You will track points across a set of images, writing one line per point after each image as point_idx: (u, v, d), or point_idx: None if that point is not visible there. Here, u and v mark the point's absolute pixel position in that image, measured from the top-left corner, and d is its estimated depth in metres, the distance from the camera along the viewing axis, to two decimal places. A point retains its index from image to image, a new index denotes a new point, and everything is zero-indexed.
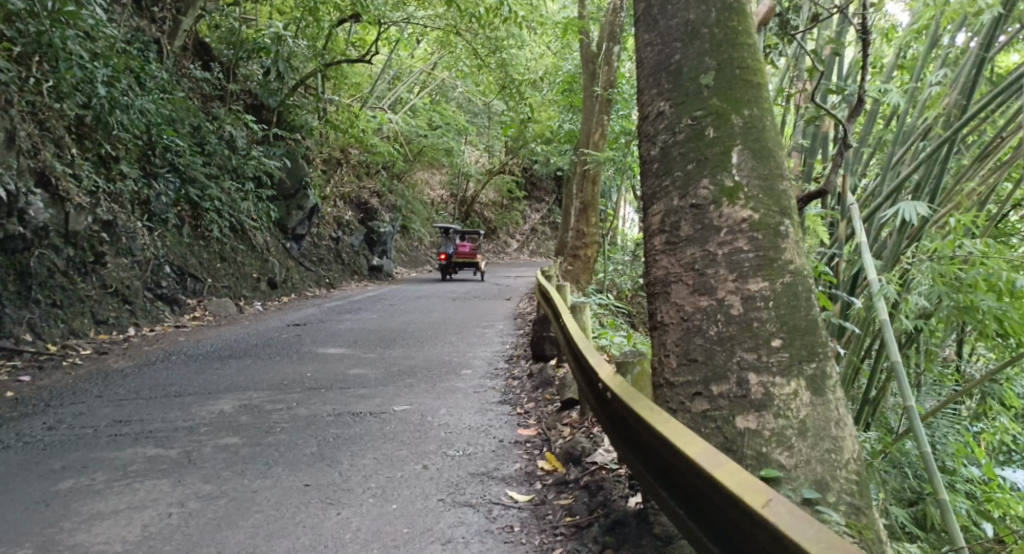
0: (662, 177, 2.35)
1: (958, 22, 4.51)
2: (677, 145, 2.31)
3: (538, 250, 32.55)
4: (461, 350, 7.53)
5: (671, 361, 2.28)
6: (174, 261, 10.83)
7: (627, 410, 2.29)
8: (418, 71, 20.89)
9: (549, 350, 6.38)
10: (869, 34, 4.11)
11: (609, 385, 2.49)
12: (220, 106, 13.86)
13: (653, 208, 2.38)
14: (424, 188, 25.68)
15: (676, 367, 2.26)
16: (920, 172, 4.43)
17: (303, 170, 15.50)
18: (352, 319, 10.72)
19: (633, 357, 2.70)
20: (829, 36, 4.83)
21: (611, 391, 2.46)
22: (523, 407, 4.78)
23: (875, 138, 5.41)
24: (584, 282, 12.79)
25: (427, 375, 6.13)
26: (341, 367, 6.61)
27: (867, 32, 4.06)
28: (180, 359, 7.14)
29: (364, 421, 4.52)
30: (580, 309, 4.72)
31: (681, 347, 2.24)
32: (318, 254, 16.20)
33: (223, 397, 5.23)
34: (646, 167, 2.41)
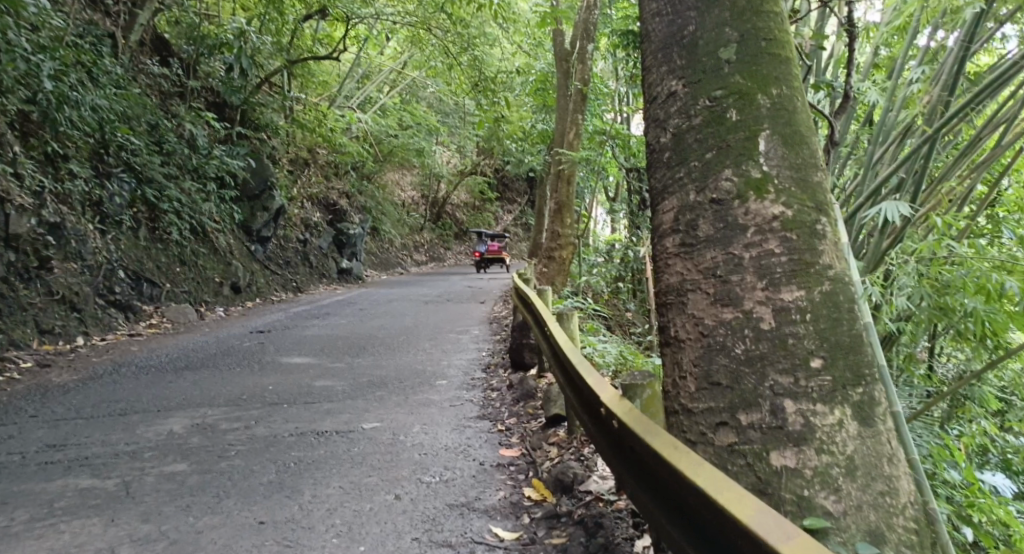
0: (675, 169, 2.00)
1: (938, 18, 4.30)
2: (693, 131, 1.96)
3: (511, 252, 32.16)
4: (435, 358, 7.14)
5: (689, 385, 1.92)
6: (129, 265, 10.29)
7: (639, 443, 1.94)
8: (388, 69, 20.45)
9: (529, 358, 6.06)
10: (854, 28, 3.89)
11: (615, 412, 2.13)
12: (180, 103, 13.31)
13: (664, 205, 2.03)
14: (394, 189, 25.18)
15: (695, 392, 1.90)
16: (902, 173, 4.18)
17: (268, 170, 14.98)
18: (319, 324, 10.27)
19: (642, 380, 2.35)
20: (809, 32, 4.60)
21: (617, 418, 2.11)
22: (504, 422, 4.42)
23: (853, 139, 5.18)
24: (559, 284, 12.43)
25: (399, 387, 5.74)
26: (305, 378, 6.19)
27: (851, 25, 3.83)
28: (130, 371, 6.67)
29: (329, 442, 4.13)
30: (566, 317, 4.33)
31: (700, 369, 1.89)
32: (285, 257, 15.68)
33: (172, 417, 4.80)
34: (655, 156, 2.07)
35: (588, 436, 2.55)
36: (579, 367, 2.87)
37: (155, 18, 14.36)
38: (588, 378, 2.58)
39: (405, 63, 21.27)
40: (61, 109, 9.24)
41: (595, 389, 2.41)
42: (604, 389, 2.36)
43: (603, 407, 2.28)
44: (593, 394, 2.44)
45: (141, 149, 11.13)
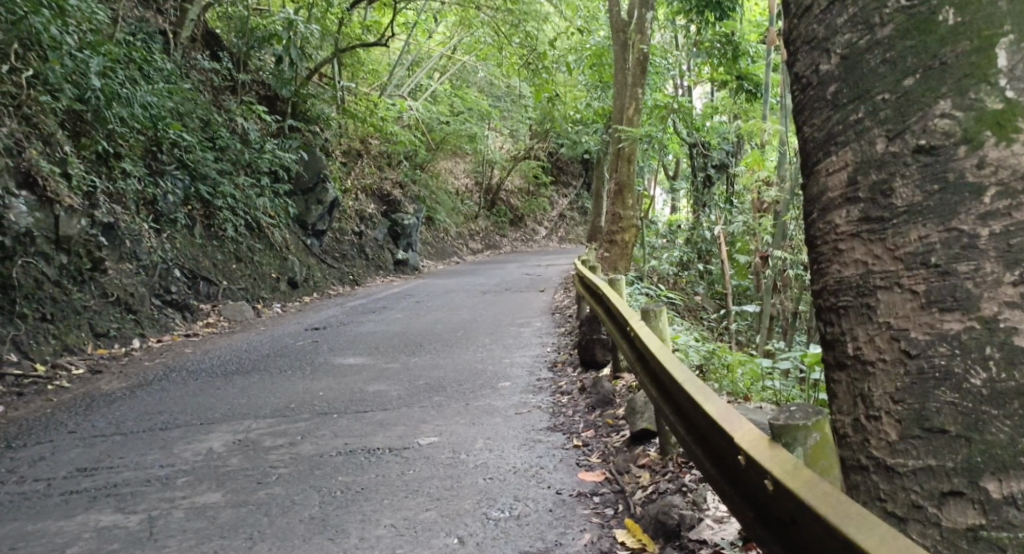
0: (850, 107, 1.39)
1: None
2: (878, 48, 1.35)
3: (567, 237, 31.34)
4: (497, 356, 6.58)
5: (889, 431, 1.32)
6: (185, 264, 10.01)
7: (827, 539, 1.24)
8: (438, 54, 19.93)
9: (600, 355, 5.48)
10: None
11: (775, 478, 1.43)
12: (232, 98, 13.02)
13: (833, 163, 1.43)
14: (447, 177, 24.71)
15: (898, 443, 1.30)
16: None
17: (321, 162, 14.62)
18: (374, 320, 9.81)
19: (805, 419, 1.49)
20: None
21: (770, 475, 1.46)
22: (580, 436, 3.84)
23: None
24: (623, 269, 11.65)
25: (458, 391, 5.19)
26: (358, 383, 5.67)
27: None
28: (180, 377, 6.25)
29: (382, 462, 3.60)
30: (655, 315, 3.55)
31: (908, 406, 1.29)
32: (341, 250, 15.35)
33: (214, 431, 4.28)
34: (817, 89, 1.45)
35: (721, 497, 1.86)
36: (694, 391, 2.20)
37: (206, 13, 14.09)
38: (713, 411, 1.91)
39: (456, 48, 20.70)
40: (111, 107, 8.99)
41: (728, 428, 1.74)
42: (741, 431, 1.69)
43: (741, 456, 1.62)
44: (723, 432, 1.78)
45: (195, 146, 10.85)
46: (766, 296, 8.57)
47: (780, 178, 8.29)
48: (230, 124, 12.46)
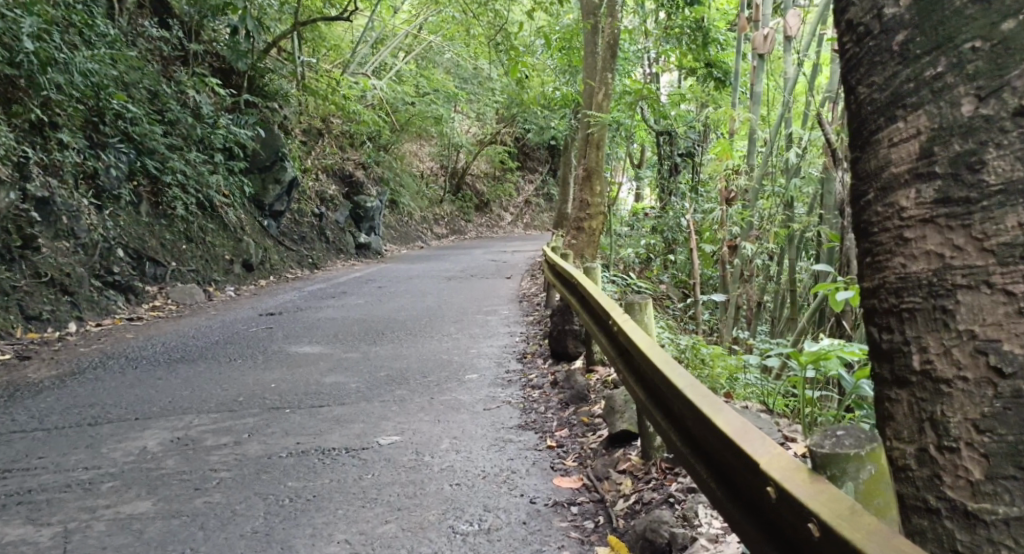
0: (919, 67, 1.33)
1: None
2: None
3: (532, 223, 31.05)
4: (461, 346, 6.29)
5: (973, 447, 1.23)
6: (129, 243, 9.50)
7: None
8: (403, 33, 19.43)
9: (572, 346, 5.23)
10: None
11: (823, 527, 1.24)
12: (182, 69, 12.51)
13: (898, 148, 1.36)
14: (410, 160, 24.24)
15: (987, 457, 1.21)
16: None
17: (279, 140, 14.11)
18: (333, 305, 9.43)
19: (856, 450, 1.32)
20: None
21: (815, 519, 1.26)
22: (554, 435, 3.57)
23: None
24: (589, 257, 11.42)
25: (421, 384, 4.89)
26: (313, 374, 5.33)
27: None
28: (118, 365, 5.82)
29: (338, 464, 3.29)
30: (640, 307, 3.26)
31: (998, 418, 1.20)
32: (300, 232, 14.87)
33: (149, 428, 3.92)
34: (879, 36, 1.38)
35: (734, 527, 1.69)
36: (706, 406, 1.98)
37: None
38: (731, 430, 1.70)
39: (421, 27, 20.19)
40: (45, 73, 8.48)
41: (752, 454, 1.54)
42: (769, 459, 1.50)
43: (772, 489, 1.44)
44: (743, 457, 1.60)
45: (141, 119, 10.31)
46: (733, 286, 8.39)
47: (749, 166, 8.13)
48: (181, 97, 11.89)
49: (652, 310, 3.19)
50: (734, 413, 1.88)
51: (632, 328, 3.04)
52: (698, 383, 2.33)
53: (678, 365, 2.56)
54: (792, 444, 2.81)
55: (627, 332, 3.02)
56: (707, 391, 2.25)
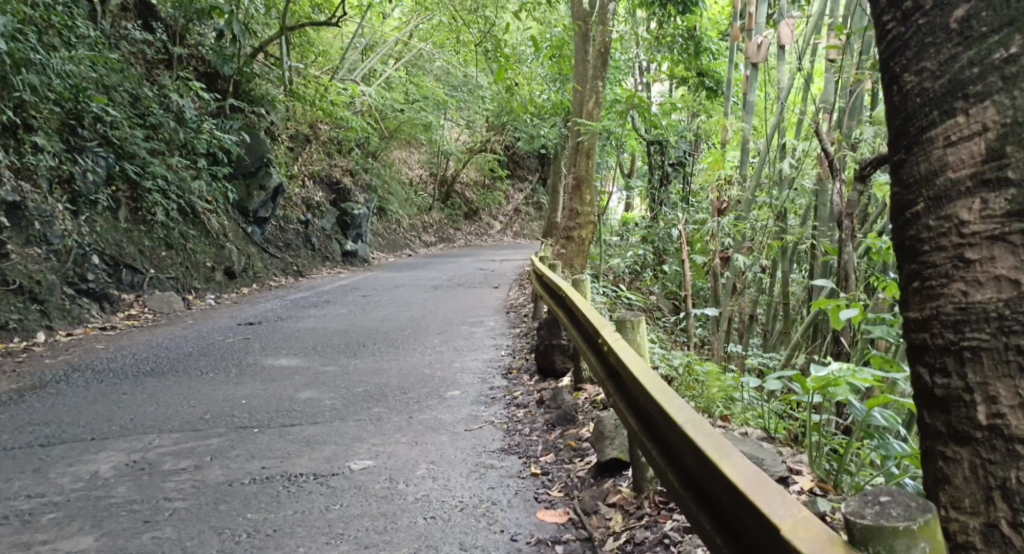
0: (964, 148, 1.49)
1: None
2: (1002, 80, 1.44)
3: (522, 232, 30.78)
4: (445, 360, 6.05)
5: None
6: (106, 250, 9.21)
7: None
8: (393, 39, 19.21)
9: (560, 363, 5.00)
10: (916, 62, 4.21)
11: None
12: (166, 72, 12.25)
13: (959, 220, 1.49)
14: (399, 167, 23.98)
15: None
16: None
17: (264, 146, 13.84)
18: (315, 315, 9.16)
19: (905, 520, 1.30)
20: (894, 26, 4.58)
21: None
22: (537, 461, 3.35)
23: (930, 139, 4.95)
24: (579, 267, 11.20)
25: (401, 401, 4.65)
26: (288, 389, 5.08)
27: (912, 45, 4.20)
28: (83, 378, 5.54)
29: (304, 494, 3.05)
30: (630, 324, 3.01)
31: None
32: (285, 239, 14.58)
33: (105, 449, 3.66)
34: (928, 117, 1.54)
35: None
36: (711, 448, 1.95)
37: None
38: (745, 485, 1.70)
39: (411, 33, 19.97)
40: (19, 73, 8.19)
41: (770, 516, 1.55)
42: (793, 524, 1.50)
43: None
44: (758, 516, 1.60)
45: (121, 122, 10.02)
46: (726, 298, 8.18)
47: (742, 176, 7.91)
48: (163, 101, 11.61)
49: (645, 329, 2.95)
50: (742, 460, 1.85)
51: (623, 348, 2.82)
52: (698, 418, 2.16)
53: (673, 394, 2.36)
54: (799, 478, 2.61)
55: (618, 351, 2.80)
56: (710, 428, 2.09)
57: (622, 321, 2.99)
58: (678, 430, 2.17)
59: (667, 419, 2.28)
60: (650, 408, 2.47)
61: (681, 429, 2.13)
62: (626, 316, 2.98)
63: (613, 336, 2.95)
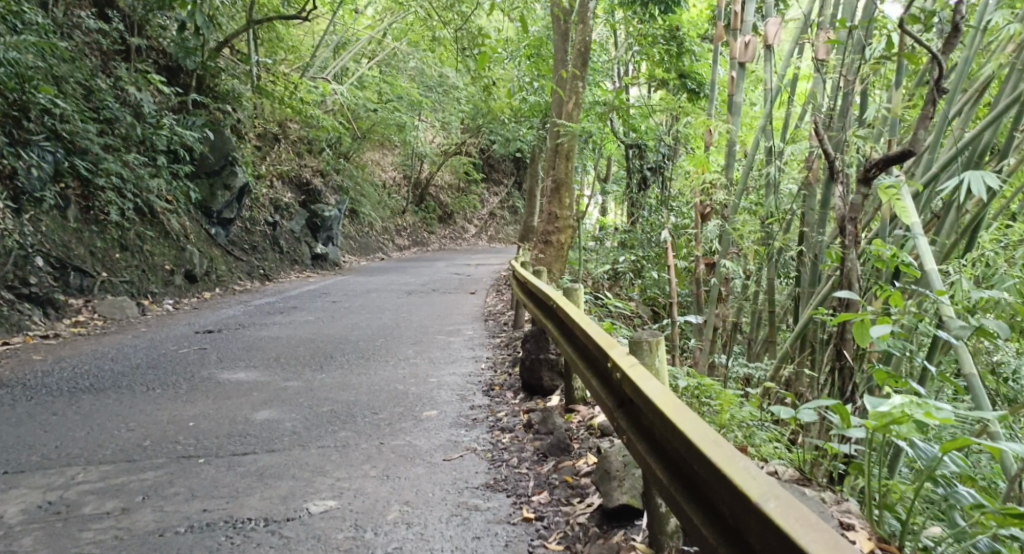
0: None
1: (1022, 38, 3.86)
2: None
3: (497, 235, 30.27)
4: (419, 374, 5.55)
5: None
6: (51, 251, 8.60)
7: None
8: (366, 38, 18.64)
9: (546, 378, 4.54)
10: (941, 59, 3.85)
11: None
12: (123, 64, 11.62)
13: None
14: (371, 169, 23.42)
15: None
16: (958, 188, 3.85)
17: (229, 144, 13.20)
18: (280, 323, 8.60)
19: None
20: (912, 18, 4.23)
21: None
22: (530, 502, 2.86)
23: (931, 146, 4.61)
24: (557, 272, 10.74)
25: (370, 424, 4.15)
26: (243, 408, 4.54)
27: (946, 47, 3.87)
28: (11, 395, 4.96)
29: (250, 548, 2.53)
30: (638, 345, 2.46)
31: None
32: (251, 242, 13.95)
33: (15, 488, 3.11)
34: None
35: None
36: (817, 545, 1.38)
37: None
38: None
39: (385, 32, 19.41)
40: None
41: None
42: None
43: None
44: None
45: (72, 115, 9.41)
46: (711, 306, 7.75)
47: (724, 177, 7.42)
48: (119, 94, 10.97)
49: (665, 352, 2.45)
50: None
51: (645, 378, 2.24)
52: (778, 491, 1.58)
53: (728, 446, 1.78)
54: (854, 535, 2.12)
55: (639, 383, 2.22)
56: (802, 507, 1.51)
57: (638, 343, 2.45)
58: (750, 506, 1.58)
59: (727, 487, 1.68)
60: (692, 461, 1.88)
61: (759, 507, 1.54)
62: (644, 337, 2.44)
63: (628, 363, 2.37)
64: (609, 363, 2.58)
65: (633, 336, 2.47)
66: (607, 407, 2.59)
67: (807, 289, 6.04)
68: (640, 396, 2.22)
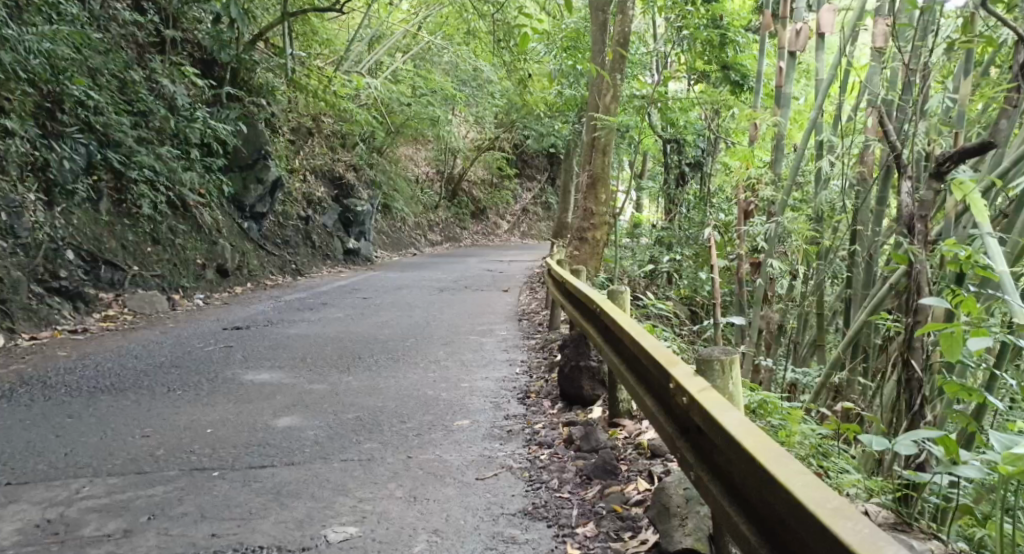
0: None
1: None
2: None
3: (529, 232, 29.93)
4: (450, 378, 5.25)
5: None
6: (83, 244, 8.47)
7: None
8: (400, 32, 18.41)
9: (587, 387, 4.22)
10: None
11: None
12: (158, 57, 11.51)
13: None
14: (405, 164, 23.20)
15: None
16: None
17: (262, 137, 13.03)
18: (309, 320, 8.37)
19: None
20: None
21: None
22: (574, 535, 2.55)
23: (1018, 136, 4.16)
24: (593, 270, 10.38)
25: (398, 434, 3.86)
26: (265, 414, 4.28)
27: None
28: (29, 395, 4.75)
29: None
30: (709, 368, 2.07)
31: None
32: (283, 236, 13.80)
33: (14, 503, 2.87)
34: None
35: None
36: None
37: None
38: None
39: (420, 25, 19.17)
40: None
41: None
42: None
43: None
44: None
45: (106, 108, 9.31)
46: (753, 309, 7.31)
47: (772, 173, 6.96)
48: (154, 86, 10.85)
49: (740, 374, 2.06)
50: None
51: (725, 410, 1.85)
52: None
53: (856, 518, 1.37)
54: None
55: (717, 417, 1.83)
56: None
57: (708, 362, 2.06)
58: None
59: None
60: (800, 531, 1.47)
61: None
62: (715, 356, 2.05)
63: (698, 389, 1.98)
64: (672, 385, 2.20)
65: (701, 354, 2.08)
66: (673, 438, 2.20)
67: (861, 291, 5.37)
68: (720, 433, 1.83)
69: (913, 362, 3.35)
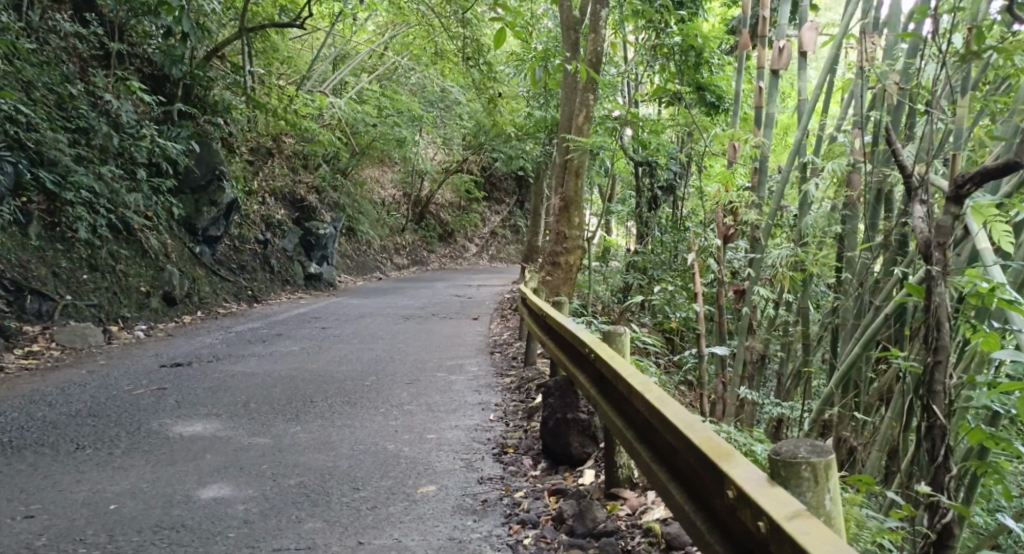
0: None
1: None
2: None
3: (498, 255, 29.29)
4: (414, 427, 4.56)
5: None
6: (5, 272, 7.68)
7: None
8: (366, 51, 17.75)
9: (575, 443, 3.57)
10: None
11: None
12: (102, 71, 10.68)
13: None
14: (370, 186, 22.49)
15: None
16: None
17: (217, 157, 12.22)
18: (259, 354, 7.57)
19: None
20: None
21: None
22: None
23: None
24: (567, 296, 9.75)
25: (350, 508, 3.17)
26: (191, 481, 3.53)
27: None
28: None
29: None
30: (797, 473, 1.48)
31: None
32: (239, 261, 12.98)
33: None
34: None
35: None
36: None
37: None
38: None
39: (387, 45, 18.54)
40: None
41: None
42: None
43: None
44: None
45: (40, 124, 8.54)
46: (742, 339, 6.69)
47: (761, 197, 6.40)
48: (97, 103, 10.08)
49: (838, 484, 1.49)
50: None
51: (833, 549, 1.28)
52: None
53: None
54: None
55: None
56: None
57: (793, 468, 1.49)
58: None
59: None
60: None
61: None
62: (804, 459, 1.48)
63: (786, 511, 1.41)
64: (732, 493, 1.62)
65: (783, 455, 1.50)
66: None
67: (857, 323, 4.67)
68: None
69: (938, 411, 2.45)
